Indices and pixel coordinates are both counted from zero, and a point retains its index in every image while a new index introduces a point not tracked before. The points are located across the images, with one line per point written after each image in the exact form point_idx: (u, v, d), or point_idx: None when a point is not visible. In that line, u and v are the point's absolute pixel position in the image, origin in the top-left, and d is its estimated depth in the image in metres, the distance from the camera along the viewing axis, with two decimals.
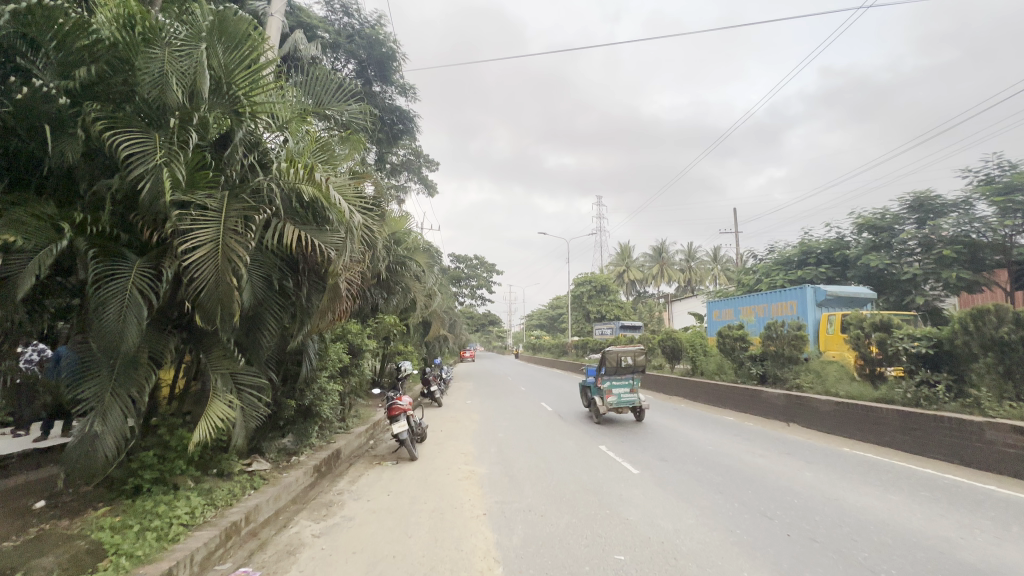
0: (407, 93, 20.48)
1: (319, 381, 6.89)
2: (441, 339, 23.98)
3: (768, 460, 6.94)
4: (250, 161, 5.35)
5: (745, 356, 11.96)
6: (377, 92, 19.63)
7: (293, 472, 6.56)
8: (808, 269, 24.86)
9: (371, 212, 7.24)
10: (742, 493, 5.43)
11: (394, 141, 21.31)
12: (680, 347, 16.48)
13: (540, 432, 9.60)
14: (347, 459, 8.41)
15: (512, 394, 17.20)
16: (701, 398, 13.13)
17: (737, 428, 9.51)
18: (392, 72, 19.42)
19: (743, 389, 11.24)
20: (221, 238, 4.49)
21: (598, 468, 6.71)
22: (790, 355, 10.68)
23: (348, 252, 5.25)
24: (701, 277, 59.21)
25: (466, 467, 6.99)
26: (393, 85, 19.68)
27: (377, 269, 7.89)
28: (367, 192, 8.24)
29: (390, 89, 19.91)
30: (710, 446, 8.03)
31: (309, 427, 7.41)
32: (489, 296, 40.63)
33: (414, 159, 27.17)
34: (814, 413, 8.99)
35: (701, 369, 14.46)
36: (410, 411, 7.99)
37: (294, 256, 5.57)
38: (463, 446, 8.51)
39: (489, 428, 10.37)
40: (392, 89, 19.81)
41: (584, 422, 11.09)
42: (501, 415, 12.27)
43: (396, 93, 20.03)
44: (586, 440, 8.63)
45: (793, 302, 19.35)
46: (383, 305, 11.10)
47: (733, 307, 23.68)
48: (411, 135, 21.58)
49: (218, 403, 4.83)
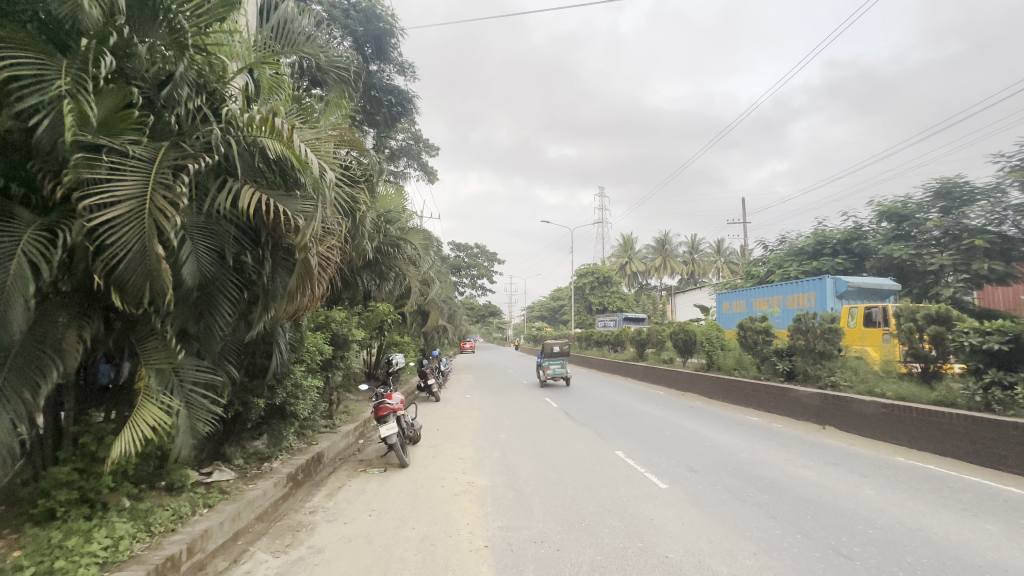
0: (406, 73, 19.38)
1: (292, 377, 5.92)
2: (439, 329, 23.07)
3: (816, 473, 5.96)
4: (198, 106, 4.33)
5: (770, 350, 10.98)
6: (375, 71, 18.56)
7: (261, 481, 5.62)
8: (823, 260, 23.82)
9: (355, 181, 6.22)
10: (800, 519, 4.47)
11: (393, 124, 20.27)
12: (693, 340, 15.50)
13: (547, 433, 8.66)
14: (330, 463, 7.47)
15: (514, 389, 16.29)
16: (718, 395, 12.19)
17: (767, 431, 8.55)
18: (390, 49, 18.31)
19: (770, 387, 10.24)
20: (148, 195, 3.50)
21: (619, 481, 5.76)
22: (822, 350, 9.70)
23: (319, 219, 4.23)
24: (705, 269, 58.19)
25: (466, 478, 6.03)
26: (392, 64, 18.62)
27: (364, 250, 6.90)
28: (354, 162, 7.23)
29: (388, 68, 18.79)
30: (741, 451, 7.07)
31: (284, 428, 6.46)
32: (490, 287, 39.68)
33: (414, 144, 26.16)
34: (855, 415, 8.04)
35: (717, 364, 13.50)
36: (400, 411, 6.99)
37: (255, 227, 4.57)
38: (462, 450, 7.56)
39: (491, 428, 9.42)
40: (391, 68, 18.76)
41: (594, 420, 10.17)
42: (503, 412, 11.34)
43: (395, 72, 18.96)
44: (600, 444, 7.67)
45: (812, 294, 18.35)
46: (375, 292, 10.14)
47: (745, 298, 22.70)
48: (410, 118, 20.52)
49: (152, 405, 3.86)
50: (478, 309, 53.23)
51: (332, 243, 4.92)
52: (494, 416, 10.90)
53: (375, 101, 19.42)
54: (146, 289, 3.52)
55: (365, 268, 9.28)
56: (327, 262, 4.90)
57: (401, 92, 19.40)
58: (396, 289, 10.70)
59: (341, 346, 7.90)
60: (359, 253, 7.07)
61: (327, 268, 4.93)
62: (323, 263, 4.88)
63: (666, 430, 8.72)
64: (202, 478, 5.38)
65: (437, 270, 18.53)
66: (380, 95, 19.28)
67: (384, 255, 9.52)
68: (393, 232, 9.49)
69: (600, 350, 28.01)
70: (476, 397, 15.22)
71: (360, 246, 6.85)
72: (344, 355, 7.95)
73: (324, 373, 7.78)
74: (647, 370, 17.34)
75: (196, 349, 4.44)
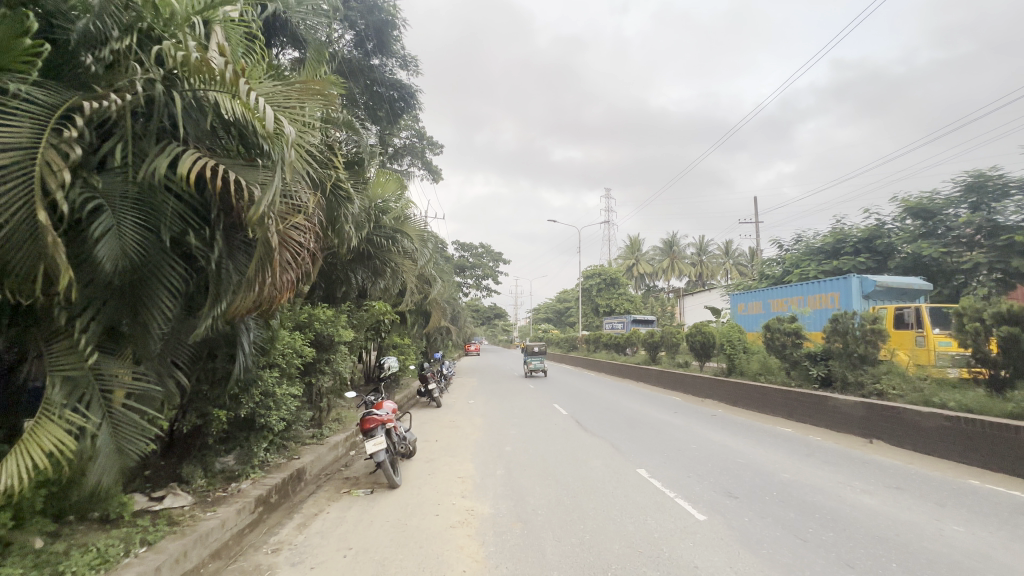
0: (409, 66, 18.59)
1: (261, 385, 5.05)
2: (442, 331, 22.24)
3: (883, 502, 4.99)
4: (137, 56, 3.57)
5: (801, 355, 10.03)
6: (377, 66, 17.73)
7: (223, 507, 4.75)
8: (843, 259, 22.76)
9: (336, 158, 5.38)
10: (885, 570, 3.53)
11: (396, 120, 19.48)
12: (711, 343, 14.54)
13: (558, 447, 7.76)
14: (313, 481, 6.59)
15: (521, 394, 15.42)
16: (742, 403, 11.25)
17: (805, 445, 7.61)
18: (392, 41, 17.50)
19: (805, 395, 9.27)
20: (42, 148, 2.69)
21: (645, 511, 4.83)
22: (863, 354, 8.74)
23: (279, 185, 3.36)
24: (714, 270, 57.06)
25: (464, 505, 5.13)
26: (394, 57, 17.84)
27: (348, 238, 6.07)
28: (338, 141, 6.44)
29: (390, 62, 18.03)
30: (784, 472, 6.11)
31: (256, 443, 5.60)
32: (495, 289, 38.83)
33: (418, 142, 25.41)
34: (910, 429, 7.06)
35: (738, 369, 12.56)
36: (391, 423, 6.07)
37: (205, 201, 3.72)
38: (462, 468, 6.68)
39: (497, 439, 8.54)
40: (393, 62, 17.99)
41: (609, 430, 9.28)
42: (509, 421, 10.45)
43: (397, 66, 18.21)
44: (619, 460, 6.76)
45: (836, 294, 17.34)
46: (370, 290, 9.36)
47: (762, 299, 21.69)
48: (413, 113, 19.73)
49: (54, 423, 3.00)
50: (482, 311, 52.42)
51: (302, 222, 4.09)
52: (499, 425, 10.02)
53: (377, 95, 18.66)
54: (40, 269, 2.70)
55: (358, 262, 8.50)
56: (296, 245, 4.06)
57: (404, 87, 18.63)
58: (392, 286, 9.84)
59: (324, 348, 7.02)
60: (339, 241, 6.22)
61: (297, 253, 4.11)
62: (291, 246, 4.05)
63: (690, 444, 7.78)
64: (149, 505, 4.51)
65: (439, 269, 17.70)
66: (383, 90, 18.53)
67: (377, 250, 8.68)
68: (388, 225, 8.62)
69: (608, 353, 27.06)
70: (480, 402, 14.33)
71: (339, 233, 6.04)
72: (330, 358, 7.07)
73: (302, 379, 6.86)
74: (660, 374, 16.38)
75: (129, 351, 3.57)
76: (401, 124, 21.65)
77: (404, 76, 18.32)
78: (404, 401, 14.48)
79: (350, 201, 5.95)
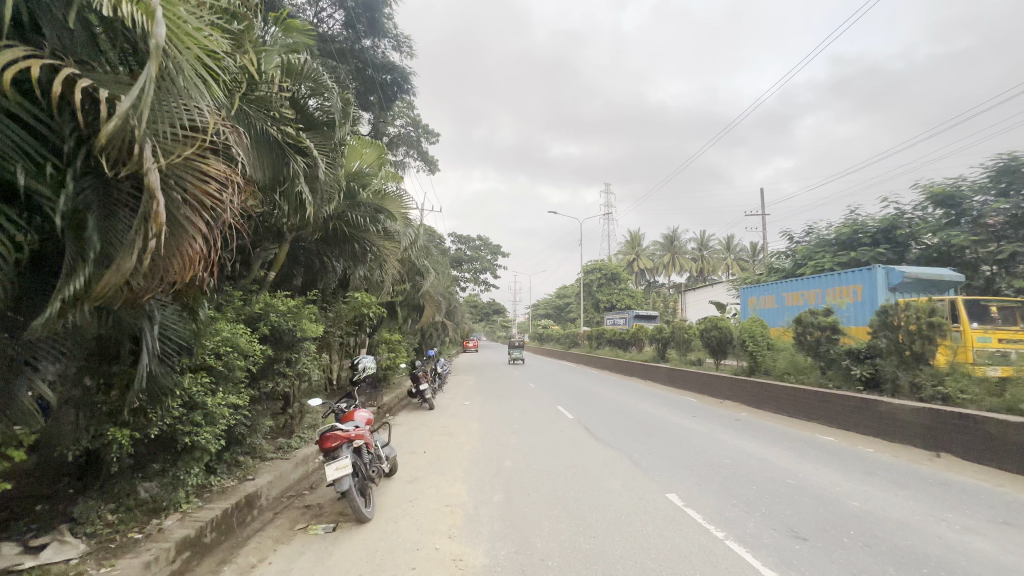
0: (402, 48, 17.32)
1: (181, 394, 3.83)
2: (436, 327, 21.02)
3: (1006, 550, 3.79)
4: None
5: (840, 352, 8.86)
6: (368, 48, 16.47)
7: (125, 559, 3.49)
8: (861, 251, 21.56)
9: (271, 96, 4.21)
10: None
11: (389, 105, 18.21)
12: (728, 339, 13.35)
13: (567, 463, 6.59)
14: (270, 508, 5.40)
15: (522, 394, 14.25)
16: (769, 405, 10.10)
17: (859, 459, 6.46)
18: (384, 20, 16.26)
19: (849, 399, 8.08)
20: None
21: (692, 562, 3.63)
22: (918, 353, 7.57)
23: (151, 91, 2.17)
24: (716, 265, 55.98)
25: (451, 551, 3.92)
26: (386, 38, 16.57)
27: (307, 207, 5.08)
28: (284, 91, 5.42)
29: (383, 43, 16.72)
30: (852, 499, 4.90)
31: (188, 466, 4.38)
32: (493, 284, 37.56)
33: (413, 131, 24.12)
34: (989, 442, 5.88)
35: (761, 367, 11.39)
36: (361, 440, 4.83)
37: (55, 125, 2.49)
38: (452, 492, 5.47)
39: (496, 452, 7.37)
40: (385, 43, 16.72)
41: (623, 438, 8.12)
42: (509, 426, 9.31)
43: (390, 48, 16.96)
44: (644, 482, 5.57)
45: (858, 286, 16.17)
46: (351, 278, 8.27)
47: (775, 292, 20.50)
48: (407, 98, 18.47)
49: None
50: (480, 307, 51.29)
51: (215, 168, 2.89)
52: (498, 432, 8.84)
53: (369, 80, 17.12)
54: None
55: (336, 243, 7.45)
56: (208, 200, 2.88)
57: (399, 70, 17.17)
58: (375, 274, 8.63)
59: (284, 345, 5.80)
60: (288, 211, 5.29)
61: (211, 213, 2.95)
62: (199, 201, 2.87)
63: (722, 458, 6.61)
64: (17, 562, 3.28)
65: (433, 262, 16.45)
66: (375, 74, 17.04)
67: (354, 232, 7.46)
68: (369, 202, 7.33)
69: (611, 350, 25.86)
70: (477, 403, 13.14)
71: (289, 198, 5.06)
72: (293, 357, 5.85)
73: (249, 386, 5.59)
74: (671, 373, 15.17)
75: None
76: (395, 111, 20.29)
77: (397, 57, 16.91)
78: (393, 403, 13.28)
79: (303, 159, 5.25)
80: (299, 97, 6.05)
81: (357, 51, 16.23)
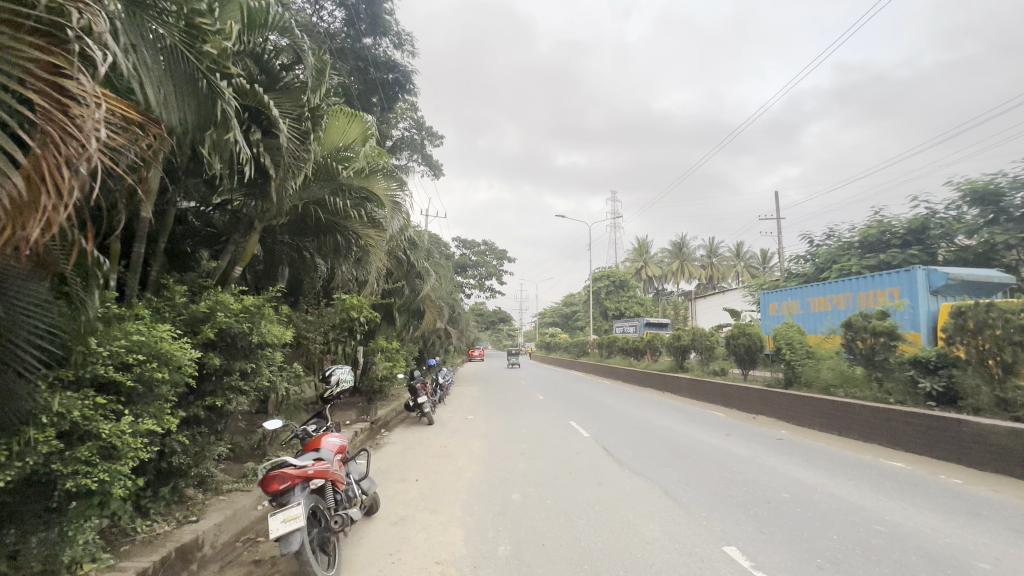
0: (403, 45, 16.38)
1: (61, 417, 2.77)
2: (438, 335, 19.85)
3: None
4: None
5: (904, 362, 7.62)
6: (368, 46, 15.55)
7: None
8: (890, 253, 20.26)
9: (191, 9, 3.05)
10: None
11: (391, 105, 17.26)
12: (758, 347, 12.10)
13: (589, 498, 5.41)
14: (217, 558, 4.27)
15: (529, 407, 13.06)
16: (813, 421, 8.90)
17: (951, 494, 5.25)
18: (385, 16, 15.37)
19: (921, 418, 6.84)
20: None
21: None
22: (1004, 364, 6.31)
23: None
24: (726, 272, 54.69)
25: None
26: (388, 36, 15.65)
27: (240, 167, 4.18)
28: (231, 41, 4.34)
29: (383, 42, 15.78)
30: (981, 560, 3.70)
31: (85, 517, 3.20)
32: (498, 292, 36.33)
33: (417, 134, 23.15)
34: None
35: (800, 379, 10.12)
36: (322, 478, 3.66)
37: None
38: (447, 540, 4.32)
39: (501, 482, 6.21)
40: (387, 41, 15.79)
41: (650, 463, 6.92)
42: (516, 446, 8.19)
43: (392, 47, 16.03)
44: (693, 529, 4.41)
45: (895, 290, 14.89)
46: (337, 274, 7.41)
47: (799, 297, 19.22)
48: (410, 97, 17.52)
49: None
50: (485, 316, 50.05)
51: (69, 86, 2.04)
52: (504, 454, 7.68)
53: (371, 81, 16.08)
54: None
55: (319, 230, 6.66)
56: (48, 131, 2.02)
57: (402, 69, 16.18)
58: (362, 272, 7.54)
59: (239, 355, 4.65)
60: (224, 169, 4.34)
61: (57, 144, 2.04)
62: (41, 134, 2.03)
63: (780, 493, 5.40)
64: None
65: (434, 265, 15.39)
66: (378, 74, 16.03)
67: (333, 218, 6.46)
68: (353, 183, 6.12)
69: (622, 359, 24.55)
70: (480, 418, 11.94)
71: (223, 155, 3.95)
72: (252, 368, 4.70)
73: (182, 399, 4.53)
74: (693, 384, 13.90)
75: None
76: (398, 112, 19.29)
77: (401, 55, 15.93)
78: (389, 418, 12.12)
79: (254, 129, 4.82)
80: (265, 55, 5.00)
81: (358, 49, 15.21)
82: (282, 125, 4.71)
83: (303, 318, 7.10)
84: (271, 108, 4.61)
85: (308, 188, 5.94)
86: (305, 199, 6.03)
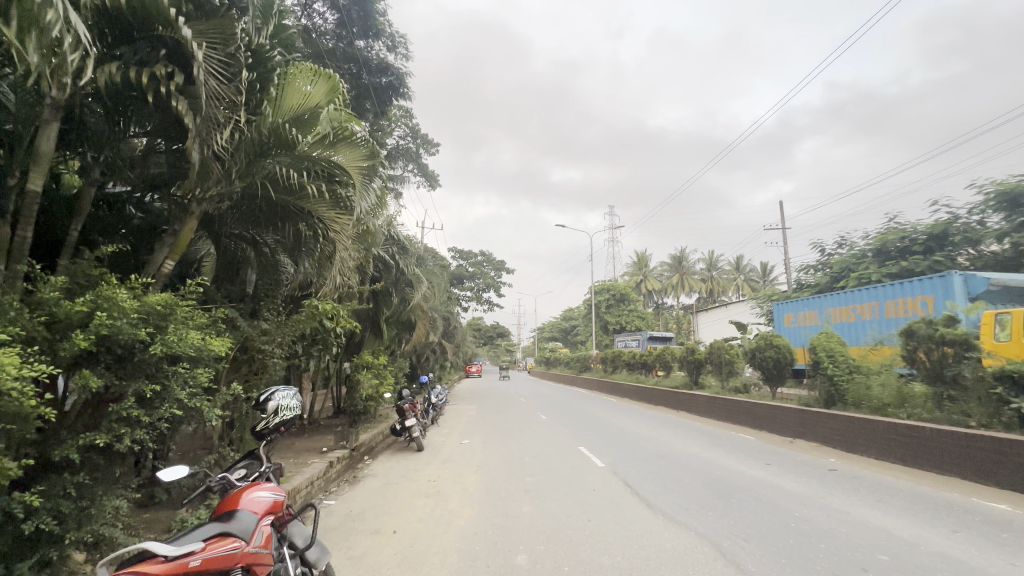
0: (398, 48, 14.96)
1: None
2: (431, 351, 18.46)
3: None
4: None
5: (987, 379, 6.36)
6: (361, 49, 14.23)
7: None
8: (911, 260, 19.09)
9: None
10: None
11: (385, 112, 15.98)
12: (789, 361, 10.81)
13: (620, 564, 4.05)
14: None
15: (532, 429, 11.70)
16: (870, 447, 7.55)
17: None
18: (379, 15, 14.10)
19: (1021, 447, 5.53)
20: None
21: None
22: None
23: None
24: (726, 286, 53.62)
25: None
26: (381, 38, 14.33)
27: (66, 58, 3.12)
28: None
29: (377, 46, 14.45)
30: None
31: None
32: (495, 306, 34.93)
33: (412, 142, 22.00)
34: None
35: (842, 397, 8.83)
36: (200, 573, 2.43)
37: None
38: None
39: (502, 536, 4.85)
40: (380, 44, 14.42)
41: (690, 505, 5.56)
42: (520, 481, 6.84)
43: (385, 50, 14.65)
44: None
45: (928, 298, 13.70)
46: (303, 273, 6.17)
47: (817, 307, 17.97)
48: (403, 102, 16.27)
49: None
50: (482, 331, 48.84)
51: None
52: (506, 493, 6.31)
53: (363, 86, 14.68)
54: None
55: (278, 211, 5.39)
56: None
57: (396, 73, 14.70)
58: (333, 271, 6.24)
59: (138, 373, 3.33)
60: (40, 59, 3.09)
61: None
62: None
63: (875, 555, 4.08)
64: None
65: (427, 274, 14.11)
66: (370, 79, 14.64)
67: (291, 198, 5.19)
68: (315, 154, 4.89)
69: (627, 375, 23.19)
70: (476, 443, 10.58)
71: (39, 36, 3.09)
72: (157, 390, 3.39)
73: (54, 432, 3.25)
74: (713, 402, 12.55)
75: None
76: (391, 119, 17.97)
77: (395, 58, 14.53)
78: (373, 443, 10.73)
79: (170, 67, 3.61)
80: None
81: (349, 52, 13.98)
82: (199, 53, 3.53)
83: (260, 327, 5.81)
84: (182, 28, 3.44)
85: (252, 157, 4.72)
86: (251, 172, 4.79)
